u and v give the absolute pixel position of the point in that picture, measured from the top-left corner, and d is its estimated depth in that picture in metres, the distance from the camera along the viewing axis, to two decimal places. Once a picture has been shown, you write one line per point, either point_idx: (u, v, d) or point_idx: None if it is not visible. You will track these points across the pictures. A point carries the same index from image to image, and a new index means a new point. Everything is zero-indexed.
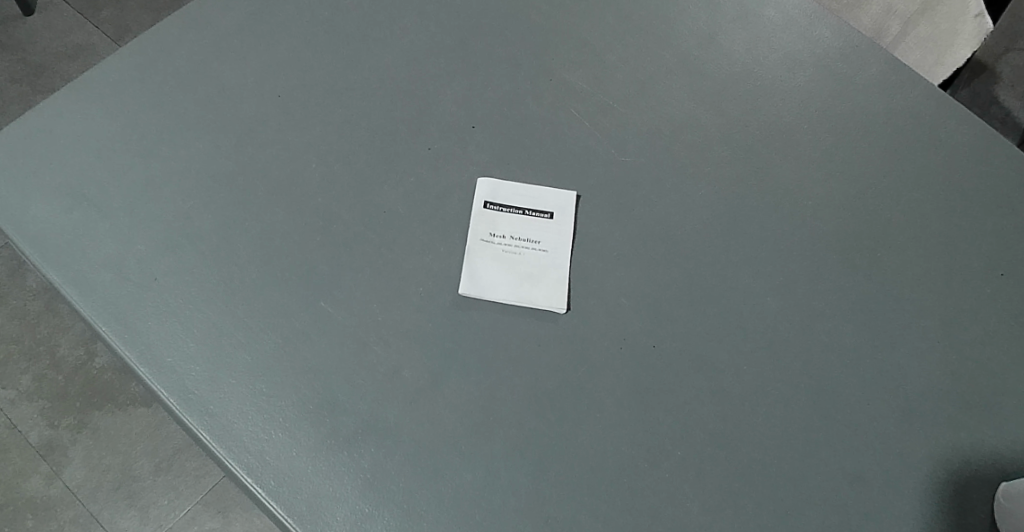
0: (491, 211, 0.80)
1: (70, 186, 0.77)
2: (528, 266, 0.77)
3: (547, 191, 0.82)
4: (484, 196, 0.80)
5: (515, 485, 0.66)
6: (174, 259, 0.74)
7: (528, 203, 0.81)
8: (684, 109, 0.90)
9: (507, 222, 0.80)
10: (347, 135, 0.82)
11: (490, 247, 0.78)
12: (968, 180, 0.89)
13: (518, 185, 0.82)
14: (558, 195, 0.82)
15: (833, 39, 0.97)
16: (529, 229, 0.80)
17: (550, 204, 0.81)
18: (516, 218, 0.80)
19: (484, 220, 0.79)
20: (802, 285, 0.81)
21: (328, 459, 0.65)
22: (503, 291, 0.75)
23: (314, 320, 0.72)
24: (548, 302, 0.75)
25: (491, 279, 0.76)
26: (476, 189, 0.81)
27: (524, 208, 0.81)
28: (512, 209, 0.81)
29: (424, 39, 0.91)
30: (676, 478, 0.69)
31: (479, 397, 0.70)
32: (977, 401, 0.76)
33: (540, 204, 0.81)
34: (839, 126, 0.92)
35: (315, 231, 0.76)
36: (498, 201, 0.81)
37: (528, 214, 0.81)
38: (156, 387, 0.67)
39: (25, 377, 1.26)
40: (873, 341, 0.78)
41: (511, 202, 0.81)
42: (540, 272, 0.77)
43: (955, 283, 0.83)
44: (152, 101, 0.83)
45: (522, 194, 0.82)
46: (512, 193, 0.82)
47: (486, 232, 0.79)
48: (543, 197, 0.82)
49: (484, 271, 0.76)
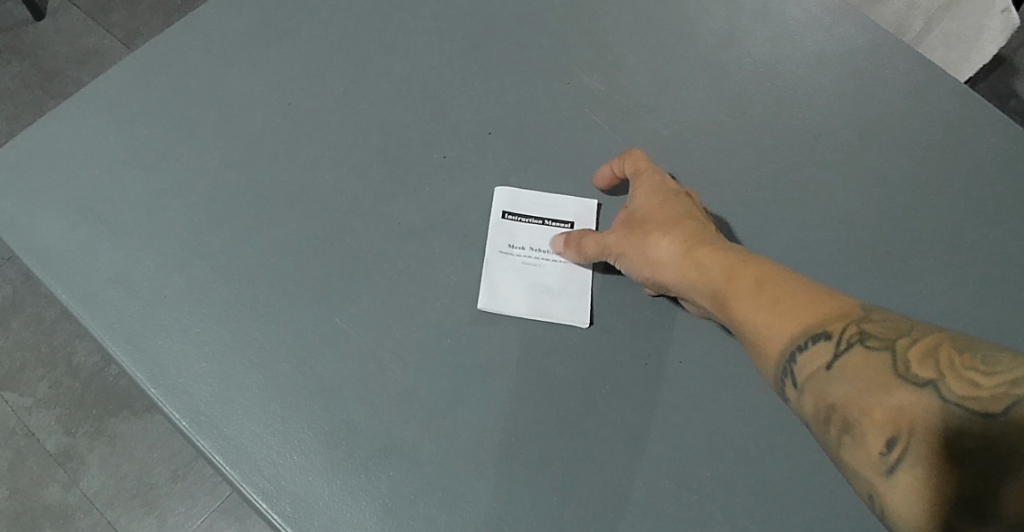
0: (510, 220, 0.78)
1: (81, 201, 0.76)
2: (549, 278, 0.75)
3: (567, 199, 0.80)
4: (502, 205, 0.78)
5: (536, 509, 0.65)
6: (183, 275, 0.72)
7: (547, 212, 0.79)
8: (706, 112, 0.88)
9: (527, 232, 0.78)
10: (361, 144, 0.80)
11: (510, 259, 0.76)
12: (1001, 183, 0.86)
13: (536, 193, 0.80)
14: (579, 203, 0.80)
15: (860, 36, 0.94)
16: (549, 239, 0.78)
17: (570, 214, 0.79)
18: (536, 228, 0.78)
19: (502, 231, 0.77)
20: None
21: (345, 484, 0.64)
22: (523, 305, 0.73)
23: (329, 338, 0.70)
24: (570, 316, 0.73)
25: (511, 294, 0.73)
26: (494, 198, 0.79)
27: (543, 218, 0.79)
28: (531, 219, 0.79)
29: (436, 42, 0.88)
30: (703, 500, 0.67)
31: (501, 418, 0.68)
32: None
33: (560, 214, 0.79)
34: (866, 128, 0.88)
35: (328, 244, 0.74)
36: (516, 211, 0.78)
37: (548, 224, 0.79)
38: (168, 410, 0.66)
39: (42, 384, 1.26)
40: None
41: (529, 211, 0.79)
42: (562, 285, 0.75)
43: (980, 293, 0.81)
44: (162, 110, 0.81)
45: (541, 203, 0.80)
46: (531, 202, 0.79)
47: (505, 243, 0.76)
48: (563, 205, 0.80)
49: (504, 285, 0.74)
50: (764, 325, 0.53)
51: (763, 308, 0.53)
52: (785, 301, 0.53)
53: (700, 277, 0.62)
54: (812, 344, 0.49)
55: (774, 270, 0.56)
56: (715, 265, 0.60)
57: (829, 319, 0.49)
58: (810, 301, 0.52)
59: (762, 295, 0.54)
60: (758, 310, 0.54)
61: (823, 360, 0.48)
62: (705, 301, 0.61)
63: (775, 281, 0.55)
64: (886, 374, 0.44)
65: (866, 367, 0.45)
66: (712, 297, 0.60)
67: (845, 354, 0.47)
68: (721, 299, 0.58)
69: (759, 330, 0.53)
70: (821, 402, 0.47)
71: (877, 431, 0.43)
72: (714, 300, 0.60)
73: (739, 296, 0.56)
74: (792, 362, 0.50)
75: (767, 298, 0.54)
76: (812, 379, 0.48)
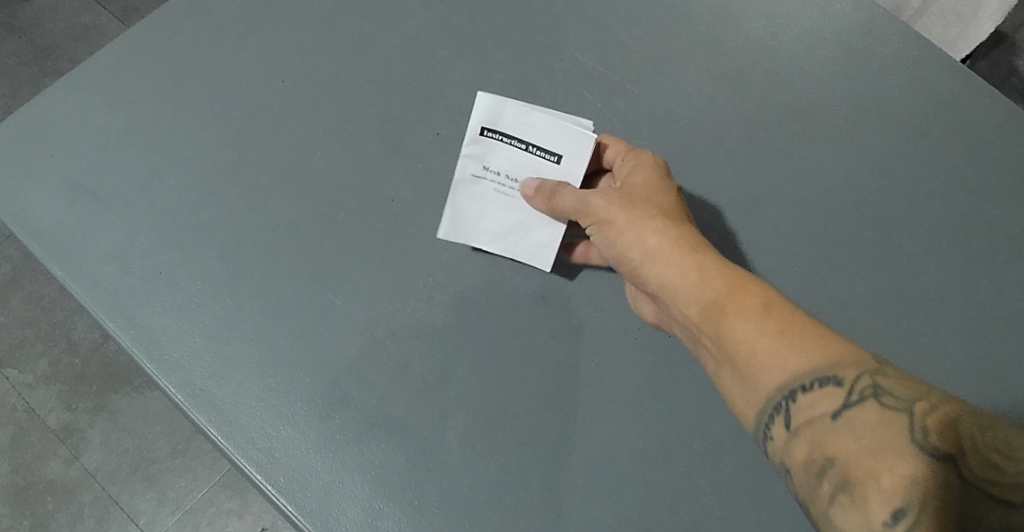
0: (489, 138, 0.75)
1: (74, 179, 0.76)
2: (520, 214, 0.74)
3: (557, 128, 0.74)
4: (484, 120, 0.75)
5: (526, 479, 0.66)
6: (178, 251, 0.73)
7: (534, 138, 0.75)
8: (699, 91, 0.88)
9: (506, 156, 0.75)
10: (355, 122, 0.80)
11: (483, 184, 0.75)
12: (992, 161, 0.87)
13: (525, 113, 0.75)
14: (570, 136, 0.74)
15: (857, 13, 0.93)
16: (528, 169, 0.75)
17: (558, 145, 0.74)
18: (517, 153, 0.75)
19: (479, 147, 0.75)
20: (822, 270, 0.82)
21: (338, 456, 0.65)
22: (486, 238, 0.74)
23: (323, 313, 0.70)
24: (532, 259, 0.73)
25: (471, 222, 0.74)
26: (477, 107, 0.75)
27: (527, 143, 0.75)
28: (513, 141, 0.75)
29: (430, 16, 0.87)
30: (690, 472, 0.68)
31: (493, 393, 0.69)
32: (994, 386, 0.79)
33: (548, 143, 0.75)
34: (859, 107, 0.89)
35: (321, 221, 0.75)
36: (498, 129, 0.75)
37: (533, 150, 0.74)
38: (164, 384, 0.67)
39: (43, 360, 1.29)
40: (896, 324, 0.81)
41: (514, 132, 0.75)
42: (530, 223, 0.74)
43: (971, 271, 0.83)
44: (155, 87, 0.81)
45: (527, 124, 0.75)
46: (517, 122, 0.75)
47: (479, 163, 0.75)
48: (552, 134, 0.74)
49: (465, 206, 0.74)
50: (771, 356, 0.57)
51: (773, 338, 0.57)
52: (797, 334, 0.56)
53: (696, 280, 0.62)
54: (818, 383, 0.54)
55: (779, 298, 0.59)
56: (716, 276, 0.61)
57: (841, 364, 0.54)
58: (820, 340, 0.56)
59: (770, 319, 0.57)
60: (766, 338, 0.57)
61: (833, 406, 0.53)
62: (684, 306, 0.63)
63: (781, 307, 0.58)
64: (890, 431, 0.50)
65: (867, 416, 0.51)
66: (702, 303, 0.61)
67: (848, 399, 0.53)
68: (719, 311, 0.60)
69: (765, 359, 0.57)
70: (817, 440, 0.53)
71: (874, 473, 0.49)
72: (703, 308, 0.61)
73: (743, 315, 0.58)
74: (794, 396, 0.55)
75: (775, 325, 0.57)
76: (818, 421, 0.53)
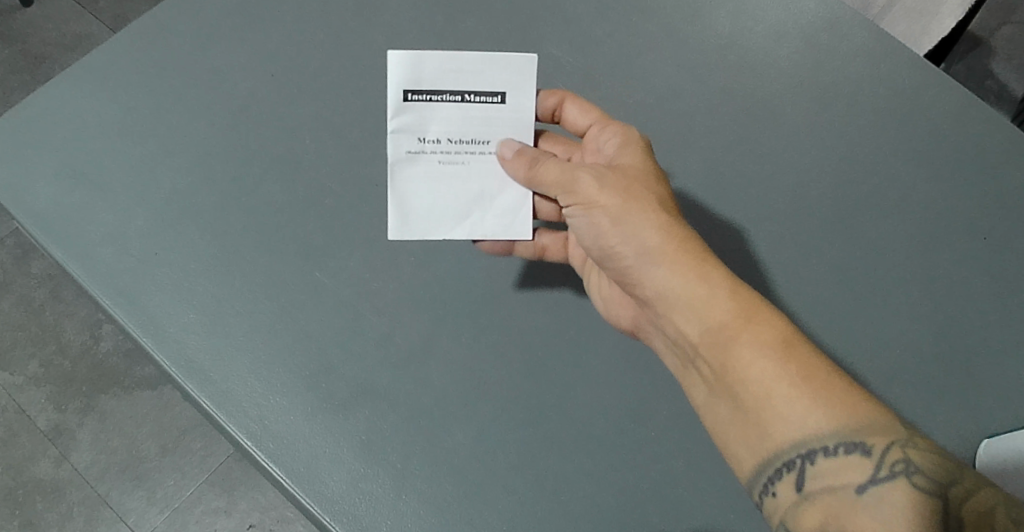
0: (416, 102, 0.67)
1: (71, 167, 0.79)
2: (475, 184, 0.70)
3: (491, 63, 0.67)
4: (404, 84, 0.66)
5: (505, 443, 0.70)
6: (172, 233, 0.76)
7: (466, 83, 0.67)
8: (669, 83, 0.92)
9: (442, 117, 0.67)
10: (340, 111, 0.84)
11: (424, 160, 0.69)
12: (949, 145, 0.91)
13: (449, 58, 0.66)
14: (509, 67, 0.67)
15: (819, 10, 0.98)
16: (473, 122, 0.68)
17: (498, 83, 0.67)
18: (453, 108, 0.67)
19: (409, 118, 0.67)
20: (789, 245, 0.86)
21: (325, 422, 0.69)
22: (448, 223, 0.70)
23: (310, 290, 0.74)
24: (505, 231, 0.71)
25: (428, 213, 0.70)
26: (392, 70, 0.66)
27: (460, 94, 0.67)
28: (445, 96, 0.67)
29: (413, 13, 0.91)
30: (660, 435, 0.72)
31: (473, 363, 0.73)
32: (958, 356, 0.83)
33: (485, 84, 0.67)
34: (821, 97, 0.93)
35: (309, 204, 0.78)
36: (422, 89, 0.66)
37: (471, 99, 0.67)
38: (158, 357, 0.71)
39: (31, 363, 1.40)
40: (857, 296, 0.84)
41: (441, 85, 0.67)
42: (489, 191, 0.71)
43: (932, 248, 0.87)
44: (149, 79, 0.84)
45: (454, 71, 0.66)
46: (443, 71, 0.66)
47: (414, 138, 0.68)
48: (487, 72, 0.67)
49: (419, 196, 0.69)
50: (791, 404, 0.56)
51: (799, 386, 0.56)
52: (822, 386, 0.56)
53: (705, 298, 0.60)
54: (838, 443, 0.54)
55: (802, 340, 0.58)
56: (735, 306, 0.59)
57: (871, 431, 0.54)
58: (842, 392, 0.56)
59: (792, 360, 0.56)
60: (785, 381, 0.56)
61: (858, 477, 0.53)
62: (686, 324, 0.61)
63: (805, 351, 0.57)
64: (915, 512, 0.51)
65: (894, 494, 0.52)
66: (710, 327, 0.59)
67: (873, 471, 0.53)
68: (728, 338, 0.58)
69: (787, 407, 0.56)
70: (831, 507, 0.54)
71: None
72: (712, 329, 0.59)
73: (764, 351, 0.57)
74: (811, 457, 0.55)
75: (799, 371, 0.56)
76: (841, 488, 0.54)
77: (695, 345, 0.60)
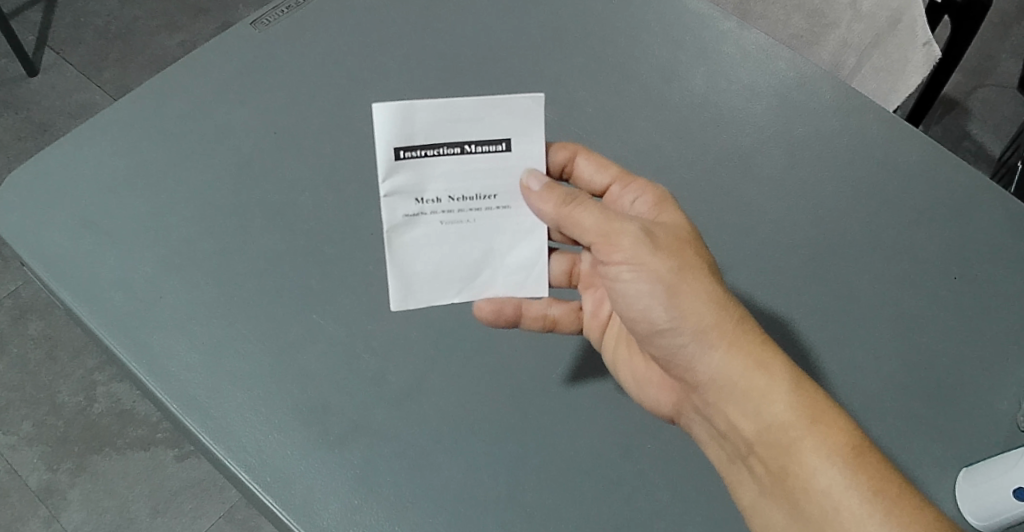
0: (409, 159, 0.65)
1: (83, 217, 0.84)
2: (481, 244, 0.70)
3: (493, 109, 0.65)
4: (395, 142, 0.64)
5: (494, 476, 0.72)
6: (177, 278, 0.80)
7: (466, 132, 0.65)
8: (648, 138, 0.98)
9: (440, 173, 0.66)
10: (341, 166, 0.89)
11: (426, 221, 0.68)
12: (918, 191, 0.96)
13: (444, 107, 0.64)
14: (512, 113, 0.65)
15: (789, 71, 1.05)
16: (476, 174, 0.67)
17: (502, 130, 0.65)
18: (452, 161, 0.66)
19: (404, 177, 0.66)
20: (769, 280, 0.88)
21: (320, 457, 0.71)
22: (455, 286, 0.72)
23: (307, 332, 0.78)
24: (515, 289, 0.73)
25: (432, 278, 0.71)
26: (382, 128, 0.63)
27: (459, 145, 0.65)
28: (442, 149, 0.65)
29: (409, 77, 0.98)
30: (646, 469, 0.74)
31: (462, 401, 0.76)
32: (945, 384, 0.83)
33: (487, 132, 0.65)
34: (793, 149, 0.99)
35: (309, 252, 0.83)
36: (415, 144, 0.64)
37: (473, 149, 0.66)
38: (161, 394, 0.73)
39: (26, 423, 1.50)
40: (837, 327, 0.86)
41: (437, 137, 0.64)
42: (497, 249, 0.71)
43: (910, 284, 0.90)
44: (160, 138, 0.90)
45: (450, 121, 0.64)
46: (437, 123, 0.64)
47: (411, 200, 0.67)
48: (487, 119, 0.65)
49: (421, 259, 0.70)
50: (859, 517, 0.58)
51: (869, 499, 0.58)
52: (893, 501, 0.58)
53: (764, 391, 0.63)
54: None
55: (869, 448, 0.61)
56: (797, 405, 0.62)
57: None
58: (914, 512, 0.58)
59: (859, 468, 0.59)
60: (856, 495, 0.58)
61: None
62: (742, 419, 0.64)
63: (870, 460, 0.60)
64: None
65: None
66: (770, 425, 0.62)
67: None
68: (790, 440, 0.62)
69: (857, 519, 0.58)
70: None
71: None
72: (774, 427, 0.62)
73: (831, 458, 0.60)
74: None
75: (868, 482, 0.59)
76: None
77: (750, 442, 0.64)
